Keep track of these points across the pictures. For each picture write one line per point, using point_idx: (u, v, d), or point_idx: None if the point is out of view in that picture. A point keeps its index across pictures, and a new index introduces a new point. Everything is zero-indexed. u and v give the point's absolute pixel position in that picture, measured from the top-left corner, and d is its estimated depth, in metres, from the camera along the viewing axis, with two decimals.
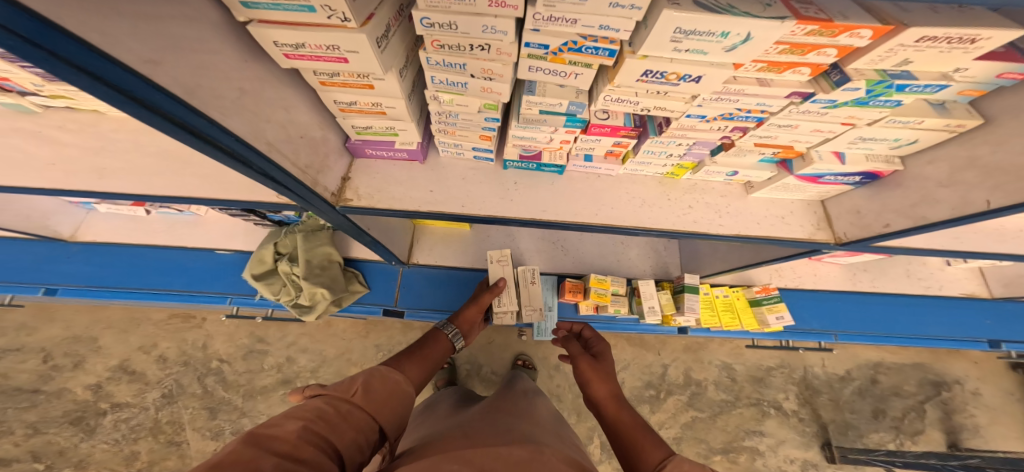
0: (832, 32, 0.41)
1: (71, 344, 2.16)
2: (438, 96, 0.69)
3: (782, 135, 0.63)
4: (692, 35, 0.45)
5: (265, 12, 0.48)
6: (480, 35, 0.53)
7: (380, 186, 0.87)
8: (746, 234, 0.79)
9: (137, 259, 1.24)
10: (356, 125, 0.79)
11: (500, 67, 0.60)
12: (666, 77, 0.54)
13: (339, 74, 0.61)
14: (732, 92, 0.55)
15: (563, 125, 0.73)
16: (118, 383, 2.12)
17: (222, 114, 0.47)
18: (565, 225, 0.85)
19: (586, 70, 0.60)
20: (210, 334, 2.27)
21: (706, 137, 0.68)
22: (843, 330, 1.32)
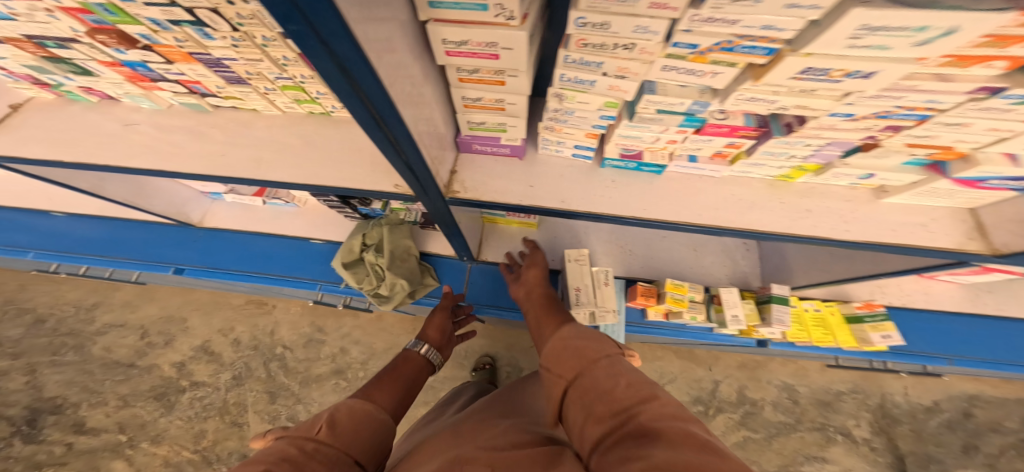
0: (1005, 43, 0.41)
1: (164, 323, 2.41)
2: (561, 94, 0.71)
3: (946, 135, 0.59)
4: (880, 31, 0.40)
5: (445, 11, 0.55)
6: (630, 35, 0.52)
7: (482, 180, 0.92)
8: (876, 242, 0.75)
9: (247, 246, 1.42)
10: (472, 120, 0.86)
11: (638, 66, 0.59)
12: (828, 74, 0.50)
13: (479, 71, 0.69)
14: (901, 88, 0.51)
15: (679, 124, 0.71)
16: (199, 362, 2.32)
17: (402, 103, 0.57)
18: (664, 224, 0.83)
19: (727, 70, 0.56)
20: (278, 321, 2.45)
21: (846, 137, 0.65)
22: (959, 354, 1.20)
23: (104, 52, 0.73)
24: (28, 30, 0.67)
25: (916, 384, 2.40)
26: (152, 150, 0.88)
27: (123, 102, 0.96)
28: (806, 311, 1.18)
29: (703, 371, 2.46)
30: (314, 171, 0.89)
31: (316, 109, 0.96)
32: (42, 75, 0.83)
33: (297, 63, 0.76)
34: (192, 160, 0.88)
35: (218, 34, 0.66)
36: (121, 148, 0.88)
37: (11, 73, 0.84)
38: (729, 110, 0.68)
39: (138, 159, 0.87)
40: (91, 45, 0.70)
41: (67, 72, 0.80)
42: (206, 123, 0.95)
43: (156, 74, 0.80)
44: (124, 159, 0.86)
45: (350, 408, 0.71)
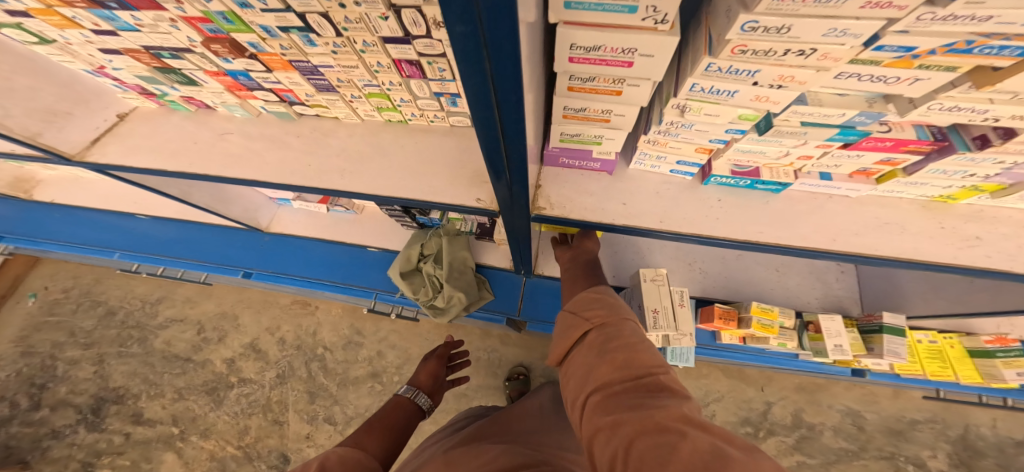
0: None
1: (218, 319, 2.50)
2: (684, 105, 0.65)
3: None
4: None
5: (581, 14, 0.49)
6: (815, 40, 0.44)
7: (571, 196, 0.86)
8: None
9: (306, 253, 1.42)
10: (566, 132, 0.79)
11: (808, 74, 0.51)
12: None
13: (595, 79, 0.63)
14: None
15: (828, 138, 0.63)
16: (247, 360, 2.37)
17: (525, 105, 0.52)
18: (779, 249, 0.75)
19: (939, 75, 0.47)
20: (320, 322, 2.47)
21: None
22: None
23: (212, 61, 0.72)
24: (148, 41, 0.66)
25: (1007, 417, 2.18)
26: (242, 158, 0.88)
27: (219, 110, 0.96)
28: (920, 341, 1.09)
29: (753, 391, 2.31)
30: (399, 184, 0.85)
31: (395, 117, 0.93)
32: (150, 85, 0.84)
33: (391, 70, 0.72)
34: (276, 168, 0.86)
35: (321, 40, 0.63)
36: (212, 156, 0.88)
37: (121, 84, 0.86)
38: (892, 122, 0.60)
39: (229, 166, 0.86)
40: (202, 54, 0.69)
41: (174, 82, 0.81)
42: (291, 130, 0.94)
43: (255, 83, 0.79)
44: (221, 167, 0.86)
45: (341, 457, 0.70)
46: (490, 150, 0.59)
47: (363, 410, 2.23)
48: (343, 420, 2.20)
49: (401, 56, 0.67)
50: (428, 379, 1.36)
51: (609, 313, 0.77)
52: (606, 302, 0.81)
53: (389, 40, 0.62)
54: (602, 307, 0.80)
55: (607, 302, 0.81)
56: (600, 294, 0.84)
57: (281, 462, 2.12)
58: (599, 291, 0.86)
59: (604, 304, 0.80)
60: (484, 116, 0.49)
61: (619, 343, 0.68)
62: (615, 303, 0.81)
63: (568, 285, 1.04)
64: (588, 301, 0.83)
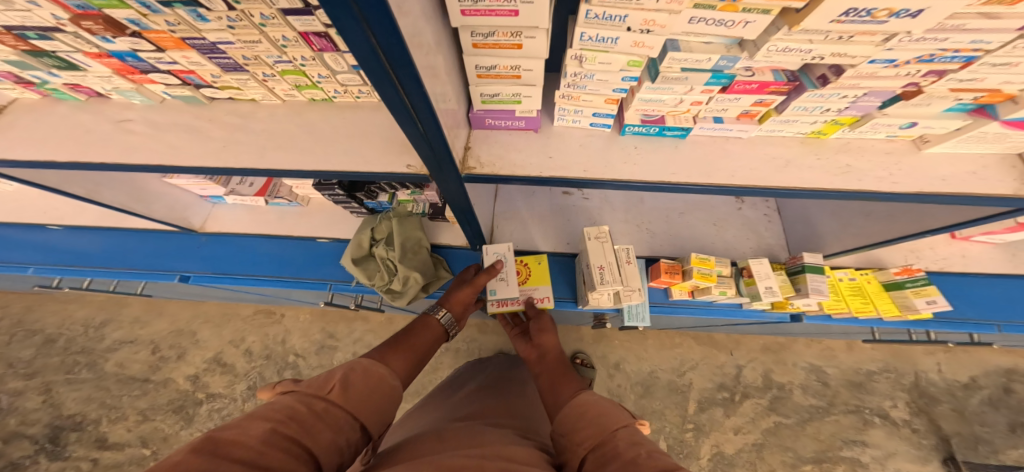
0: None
1: (174, 337, 2.43)
2: (581, 55, 0.68)
3: (992, 77, 0.58)
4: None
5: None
6: None
7: (501, 154, 0.87)
8: (931, 191, 0.70)
9: (258, 249, 1.42)
10: (485, 93, 0.80)
11: (665, 18, 0.55)
12: (872, 14, 0.48)
13: (495, 33, 0.64)
14: (947, 29, 0.50)
15: (704, 82, 0.70)
16: (212, 374, 2.32)
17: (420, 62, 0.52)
18: (692, 186, 0.79)
19: (759, 17, 0.54)
20: (289, 330, 2.44)
21: (885, 84, 0.64)
22: (1007, 320, 1.12)
23: (89, 41, 0.71)
24: (6, 20, 0.65)
25: (949, 360, 2.33)
26: (150, 147, 0.86)
27: (112, 98, 0.95)
28: (841, 280, 1.16)
29: (725, 356, 2.39)
30: (322, 162, 0.84)
31: (318, 95, 0.93)
32: (24, 72, 0.82)
33: (299, 43, 0.73)
34: (194, 154, 0.85)
35: (213, 15, 0.63)
36: (120, 148, 0.86)
37: None
38: (755, 67, 0.67)
39: (140, 156, 0.84)
40: (75, 34, 0.68)
41: (50, 66, 0.79)
42: (202, 116, 0.94)
43: (148, 64, 0.79)
44: (123, 156, 0.84)
45: (366, 370, 0.71)
46: (395, 107, 0.56)
47: None
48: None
49: (307, 28, 0.67)
50: (464, 309, 1.23)
51: (602, 430, 0.66)
52: (597, 417, 0.70)
53: (289, 12, 0.62)
54: (591, 424, 0.69)
55: (594, 415, 0.70)
56: (587, 405, 0.75)
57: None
58: (586, 404, 0.76)
59: (592, 420, 0.69)
60: (380, 77, 0.48)
61: (615, 464, 0.55)
62: (607, 414, 0.70)
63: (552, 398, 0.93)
64: (575, 418, 0.73)
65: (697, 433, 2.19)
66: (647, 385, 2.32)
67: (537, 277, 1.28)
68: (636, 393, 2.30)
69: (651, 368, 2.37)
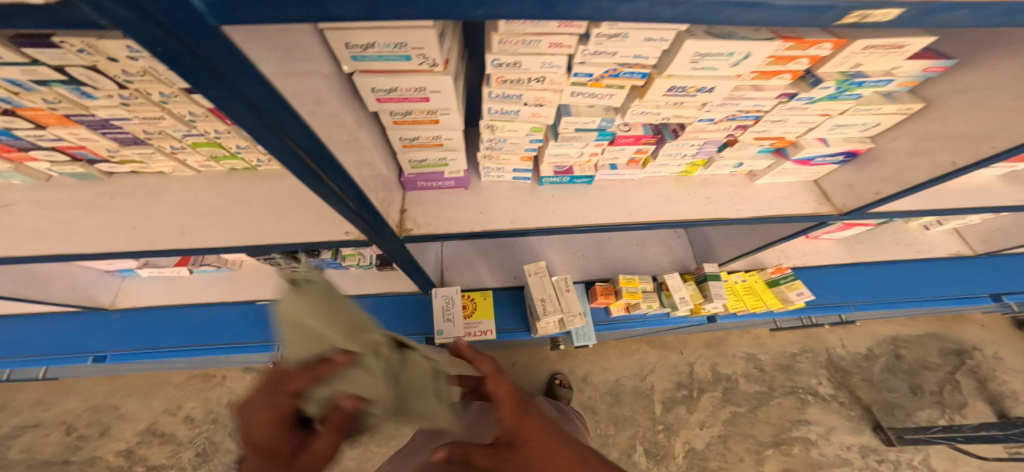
0: (780, 62, 0.60)
1: (92, 414, 2.20)
2: (492, 124, 0.83)
3: (775, 129, 0.77)
4: (707, 56, 0.58)
5: (369, 64, 0.62)
6: (540, 70, 0.66)
7: (435, 213, 1.02)
8: (763, 215, 0.93)
9: (185, 319, 1.59)
10: (413, 159, 0.94)
11: (552, 94, 0.73)
12: (686, 90, 0.67)
13: (412, 113, 0.77)
14: (735, 97, 0.68)
15: (595, 139, 0.87)
16: (149, 446, 2.13)
17: (337, 155, 0.63)
18: (599, 226, 0.98)
19: (618, 91, 0.73)
20: (234, 390, 2.31)
21: (715, 136, 0.82)
22: (860, 300, 1.44)
23: None
24: None
25: (850, 335, 2.73)
26: (52, 227, 0.90)
27: None
28: (736, 282, 1.42)
29: (677, 356, 2.62)
30: (252, 230, 0.93)
31: (240, 165, 1.02)
32: None
33: (209, 118, 0.82)
34: (113, 237, 0.90)
35: (99, 92, 0.70)
36: (22, 231, 0.88)
37: None
38: (630, 122, 0.85)
39: (45, 237, 0.87)
40: None
41: None
42: (102, 193, 1.00)
43: (29, 141, 0.84)
44: (12, 249, 0.84)
45: None
46: (324, 195, 0.65)
47: None
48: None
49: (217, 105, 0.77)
50: None
51: None
52: None
53: (191, 90, 0.72)
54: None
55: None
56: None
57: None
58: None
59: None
60: (306, 176, 0.58)
61: None
62: None
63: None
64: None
65: (667, 433, 2.36)
66: (615, 394, 2.47)
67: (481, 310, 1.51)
68: (606, 403, 2.43)
69: (616, 377, 2.52)
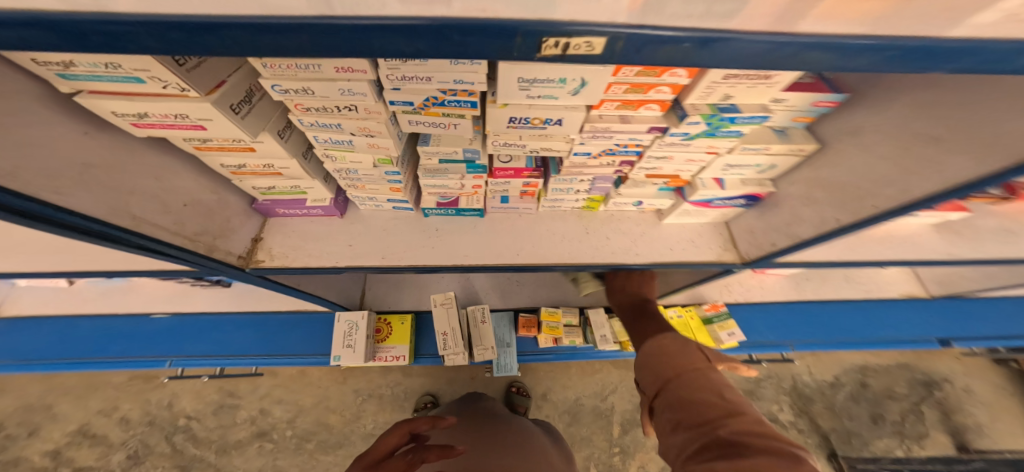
0: (641, 90, 0.47)
1: (23, 414, 1.80)
2: (331, 155, 0.68)
3: (665, 166, 0.62)
4: (536, 82, 0.46)
5: (90, 83, 0.46)
6: (342, 98, 0.53)
7: (296, 244, 0.87)
8: (661, 261, 0.82)
9: (75, 328, 1.37)
10: (258, 186, 0.78)
11: (375, 124, 0.59)
12: (531, 122, 0.55)
13: (211, 140, 0.58)
14: (603, 130, 0.55)
15: (466, 171, 0.74)
16: (78, 449, 1.73)
17: (58, 192, 0.45)
18: (482, 267, 0.88)
19: (461, 120, 0.60)
20: (175, 393, 1.86)
21: (602, 172, 0.69)
22: (798, 339, 1.34)
23: None
24: None
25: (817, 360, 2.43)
26: None
27: None
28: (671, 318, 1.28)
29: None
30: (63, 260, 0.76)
31: None
32: None
33: None
34: None
35: None
36: None
37: None
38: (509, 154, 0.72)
39: None
40: None
41: None
42: None
43: None
44: None
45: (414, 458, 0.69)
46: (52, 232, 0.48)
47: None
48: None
49: None
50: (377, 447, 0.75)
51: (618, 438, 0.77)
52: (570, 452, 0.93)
53: None
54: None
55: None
56: (772, 454, 0.44)
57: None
58: (768, 452, 0.44)
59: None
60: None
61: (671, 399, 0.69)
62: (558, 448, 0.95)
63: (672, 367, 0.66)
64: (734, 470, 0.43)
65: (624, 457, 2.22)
66: (573, 414, 2.28)
67: (397, 335, 1.45)
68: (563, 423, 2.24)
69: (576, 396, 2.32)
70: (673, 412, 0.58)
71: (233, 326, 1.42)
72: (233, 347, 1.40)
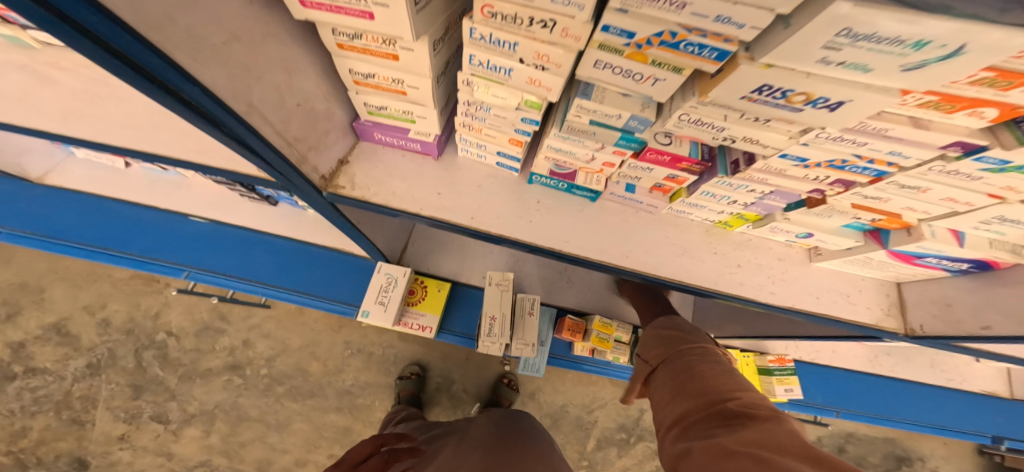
0: (1008, 83, 0.29)
1: (13, 292, 1.68)
2: (472, 82, 0.55)
3: (897, 199, 0.52)
4: (865, 40, 0.27)
5: None
6: (548, 6, 0.38)
7: (380, 178, 0.76)
8: (796, 306, 0.79)
9: (108, 212, 1.28)
10: (370, 103, 0.66)
11: (560, 54, 0.44)
12: (787, 97, 0.37)
13: (361, 35, 0.48)
14: (867, 130, 0.41)
15: (614, 143, 0.60)
16: (43, 344, 1.63)
17: (194, 59, 0.35)
18: (582, 260, 0.77)
19: (671, 76, 0.43)
20: (167, 303, 1.71)
21: (790, 187, 0.56)
22: (847, 409, 1.29)
23: None
24: None
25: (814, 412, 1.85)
26: None
27: None
28: None
29: (633, 397, 1.87)
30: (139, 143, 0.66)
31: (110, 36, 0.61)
32: None
33: None
34: None
35: None
36: None
37: None
38: (675, 133, 0.57)
39: None
40: None
41: None
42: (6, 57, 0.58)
43: None
44: None
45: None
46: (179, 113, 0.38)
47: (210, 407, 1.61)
48: (179, 418, 1.60)
49: None
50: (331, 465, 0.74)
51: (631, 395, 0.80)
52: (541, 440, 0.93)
53: None
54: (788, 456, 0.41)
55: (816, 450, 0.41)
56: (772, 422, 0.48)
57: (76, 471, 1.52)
58: (769, 420, 0.48)
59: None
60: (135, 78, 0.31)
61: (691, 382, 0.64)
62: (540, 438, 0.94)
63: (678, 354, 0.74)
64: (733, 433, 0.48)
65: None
66: (555, 419, 1.81)
67: (430, 303, 1.35)
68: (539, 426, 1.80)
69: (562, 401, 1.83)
70: (679, 389, 0.65)
71: (264, 250, 1.31)
72: (257, 272, 1.30)
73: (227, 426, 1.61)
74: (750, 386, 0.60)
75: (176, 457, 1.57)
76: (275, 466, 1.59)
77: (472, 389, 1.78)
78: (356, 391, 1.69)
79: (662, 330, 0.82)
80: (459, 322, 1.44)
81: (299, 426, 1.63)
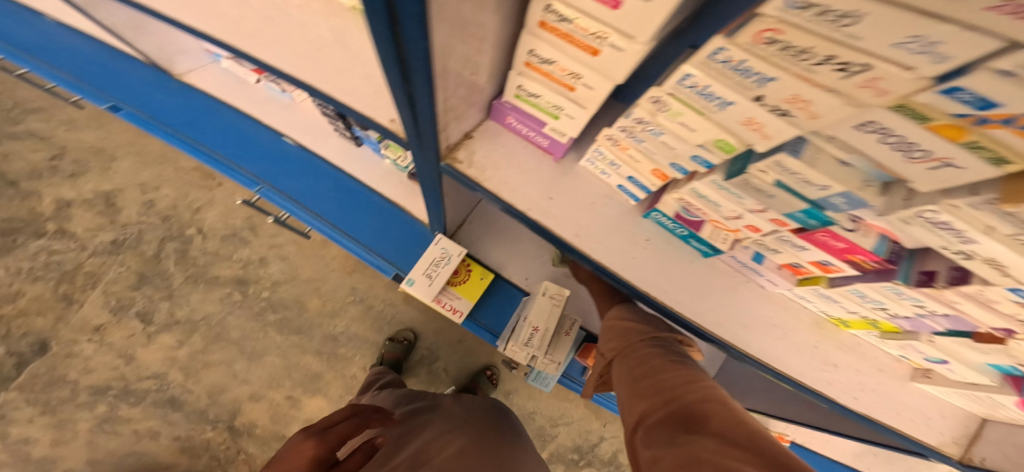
0: None
1: (88, 153, 1.78)
2: (663, 101, 0.48)
3: None
4: None
5: None
6: (878, 51, 0.26)
7: (496, 163, 0.72)
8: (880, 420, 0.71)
9: (216, 114, 1.30)
10: (524, 88, 0.62)
11: (830, 105, 0.32)
12: None
13: (573, 22, 0.43)
14: None
15: (789, 212, 0.53)
16: (86, 210, 1.71)
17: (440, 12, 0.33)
18: (675, 315, 0.73)
19: (974, 164, 0.32)
20: (212, 201, 1.77)
21: (980, 316, 0.49)
22: None
23: None
24: None
25: None
26: None
27: None
28: None
29: (597, 422, 1.80)
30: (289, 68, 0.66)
31: None
32: None
33: None
34: None
35: None
36: None
37: None
38: (867, 222, 0.50)
39: None
40: None
41: None
42: None
43: None
44: None
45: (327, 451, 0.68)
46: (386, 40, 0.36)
47: (197, 317, 1.65)
48: (162, 321, 1.63)
49: None
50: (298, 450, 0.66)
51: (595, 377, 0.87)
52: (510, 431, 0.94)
53: None
54: (739, 449, 0.46)
55: (759, 436, 0.48)
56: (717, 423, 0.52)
57: (35, 353, 1.56)
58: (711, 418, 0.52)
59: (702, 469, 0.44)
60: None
61: (645, 374, 0.69)
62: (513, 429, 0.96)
63: (630, 351, 0.79)
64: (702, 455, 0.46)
65: None
66: None
67: (469, 288, 1.33)
68: None
69: (531, 408, 1.77)
70: (634, 389, 0.68)
71: (333, 186, 1.31)
72: (321, 208, 1.32)
73: (201, 342, 1.63)
74: (700, 378, 0.63)
75: (133, 364, 1.59)
76: (228, 393, 1.60)
77: (452, 371, 1.76)
78: (342, 340, 1.69)
79: (617, 322, 0.88)
80: (491, 316, 1.40)
81: (270, 360, 1.64)
